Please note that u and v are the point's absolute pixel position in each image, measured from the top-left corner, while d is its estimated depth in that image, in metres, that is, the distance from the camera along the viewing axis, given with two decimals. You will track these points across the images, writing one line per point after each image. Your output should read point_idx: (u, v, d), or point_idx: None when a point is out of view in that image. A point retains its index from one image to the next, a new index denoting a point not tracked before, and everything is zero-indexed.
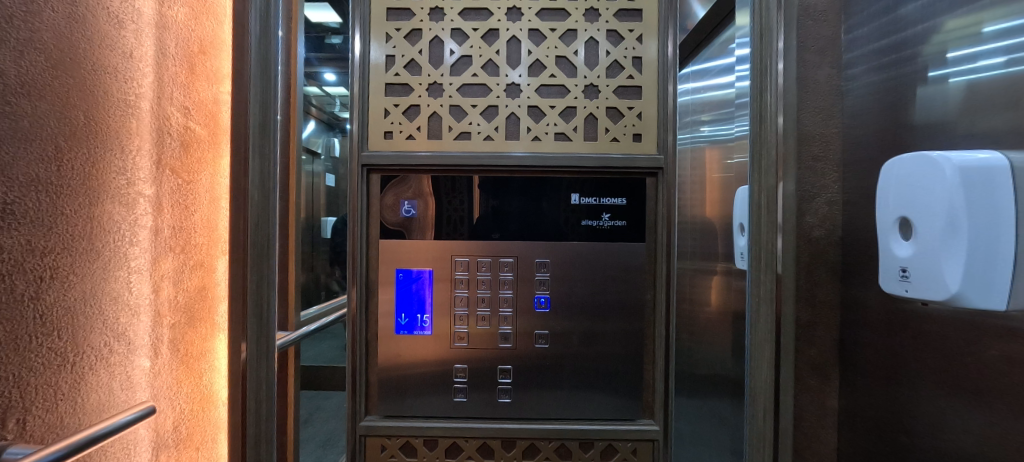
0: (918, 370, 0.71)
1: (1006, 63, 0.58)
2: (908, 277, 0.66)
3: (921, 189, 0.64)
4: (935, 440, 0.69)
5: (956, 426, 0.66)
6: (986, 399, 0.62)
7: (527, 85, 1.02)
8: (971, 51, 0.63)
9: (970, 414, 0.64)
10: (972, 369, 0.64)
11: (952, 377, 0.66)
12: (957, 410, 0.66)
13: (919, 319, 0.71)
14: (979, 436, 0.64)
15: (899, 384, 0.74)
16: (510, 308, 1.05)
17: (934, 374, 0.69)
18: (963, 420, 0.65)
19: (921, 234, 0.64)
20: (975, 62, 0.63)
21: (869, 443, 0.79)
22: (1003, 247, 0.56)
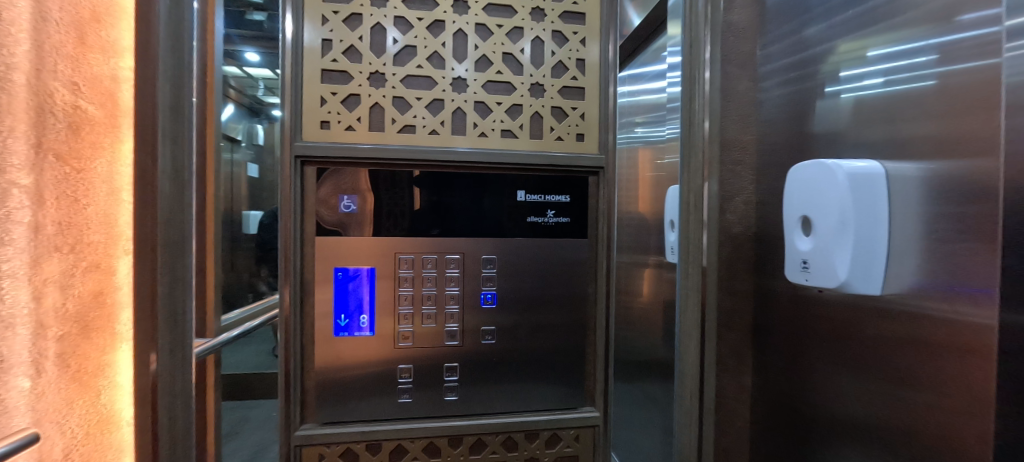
0: (814, 346, 0.83)
1: (885, 83, 0.70)
2: (808, 268, 0.77)
3: (818, 192, 0.74)
4: (829, 405, 0.81)
5: (848, 394, 0.78)
6: (865, 370, 0.74)
7: (473, 80, 1.01)
8: (859, 71, 0.75)
9: (857, 382, 0.76)
10: (858, 345, 0.75)
11: (840, 352, 0.79)
12: (843, 378, 0.78)
13: (816, 303, 0.82)
14: (860, 400, 0.76)
15: (800, 359, 0.86)
16: (457, 304, 1.04)
17: (827, 349, 0.81)
18: (852, 386, 0.77)
19: (818, 231, 0.74)
20: (861, 81, 0.74)
21: (779, 412, 0.91)
22: (879, 239, 0.67)
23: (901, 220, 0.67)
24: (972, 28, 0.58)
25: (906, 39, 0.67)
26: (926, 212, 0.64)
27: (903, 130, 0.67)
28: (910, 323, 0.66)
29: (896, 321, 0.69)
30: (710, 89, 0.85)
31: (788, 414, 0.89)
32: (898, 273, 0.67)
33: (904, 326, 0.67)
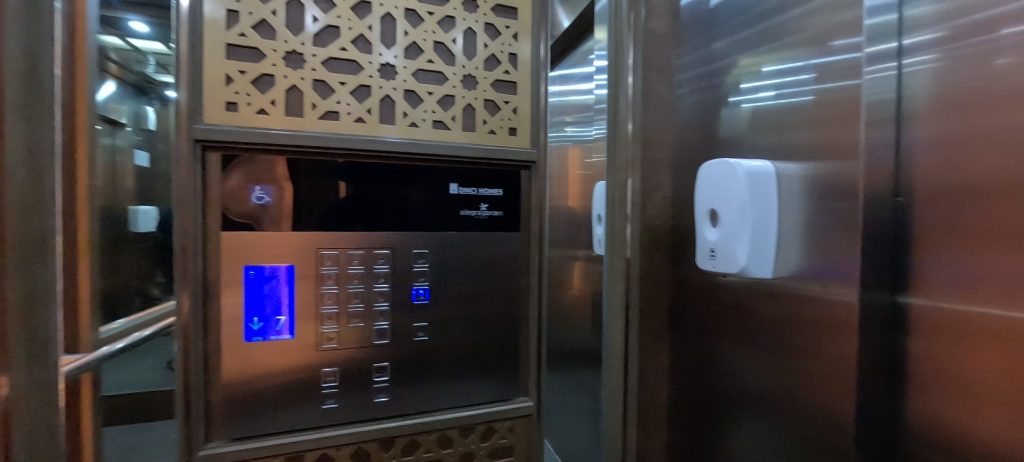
0: (719, 326, 0.96)
1: (776, 95, 0.82)
2: (715, 255, 0.85)
3: (721, 187, 0.83)
4: (732, 377, 0.93)
5: (748, 366, 0.90)
6: (760, 344, 0.87)
7: (403, 68, 0.94)
8: (754, 84, 0.87)
9: (756, 354, 0.88)
10: (756, 324, 0.88)
11: (738, 331, 0.92)
12: (741, 353, 0.91)
13: (716, 287, 0.95)
14: (756, 371, 0.88)
15: (710, 339, 0.99)
16: (387, 302, 0.95)
17: (729, 329, 0.94)
18: (753, 359, 0.89)
19: (723, 222, 0.82)
20: (755, 93, 0.87)
21: (693, 386, 1.03)
22: (772, 234, 0.79)
23: (786, 212, 0.79)
24: (839, 54, 0.71)
25: (791, 58, 0.79)
26: (808, 208, 0.76)
27: (791, 137, 0.79)
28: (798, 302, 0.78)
29: (782, 303, 0.81)
30: (634, 93, 1.04)
31: (700, 387, 1.01)
32: (784, 257, 0.79)
33: (794, 304, 0.79)
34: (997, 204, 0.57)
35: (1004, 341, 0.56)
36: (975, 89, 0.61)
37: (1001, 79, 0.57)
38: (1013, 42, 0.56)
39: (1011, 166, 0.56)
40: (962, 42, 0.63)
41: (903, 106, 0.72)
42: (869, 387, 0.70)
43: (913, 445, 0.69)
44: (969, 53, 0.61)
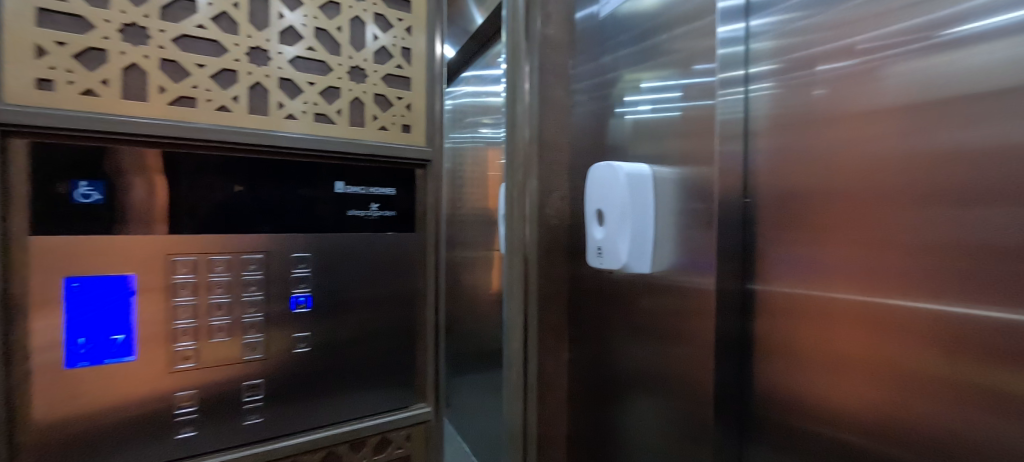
0: (608, 318, 1.03)
1: (652, 110, 0.90)
2: (602, 252, 0.90)
3: (606, 189, 0.88)
4: (622, 365, 1.00)
5: (630, 354, 0.97)
6: (642, 333, 0.94)
7: (279, 53, 0.81)
8: (634, 98, 0.94)
9: (636, 343, 0.96)
10: (640, 315, 0.94)
11: (624, 321, 0.99)
12: (626, 341, 0.98)
13: (607, 281, 1.02)
14: (637, 357, 0.96)
15: (602, 331, 1.05)
16: (260, 312, 0.80)
17: (616, 320, 1.01)
18: (641, 346, 0.94)
19: (609, 222, 0.88)
20: (636, 106, 0.94)
21: (592, 375, 1.08)
22: (649, 234, 0.85)
23: (659, 213, 0.86)
24: (701, 76, 0.79)
25: (664, 76, 0.87)
26: (680, 209, 0.83)
27: (666, 148, 0.86)
28: (674, 292, 0.85)
29: (663, 294, 0.88)
30: (529, 98, 1.07)
31: (597, 377, 1.07)
32: (659, 253, 0.86)
33: (672, 294, 0.85)
34: (827, 203, 0.72)
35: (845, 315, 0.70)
36: (800, 112, 0.76)
37: (820, 105, 0.72)
38: (828, 76, 0.71)
39: (825, 174, 0.72)
40: (789, 75, 0.77)
41: (750, 124, 0.84)
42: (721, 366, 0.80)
43: (760, 406, 0.84)
44: (794, 83, 0.76)
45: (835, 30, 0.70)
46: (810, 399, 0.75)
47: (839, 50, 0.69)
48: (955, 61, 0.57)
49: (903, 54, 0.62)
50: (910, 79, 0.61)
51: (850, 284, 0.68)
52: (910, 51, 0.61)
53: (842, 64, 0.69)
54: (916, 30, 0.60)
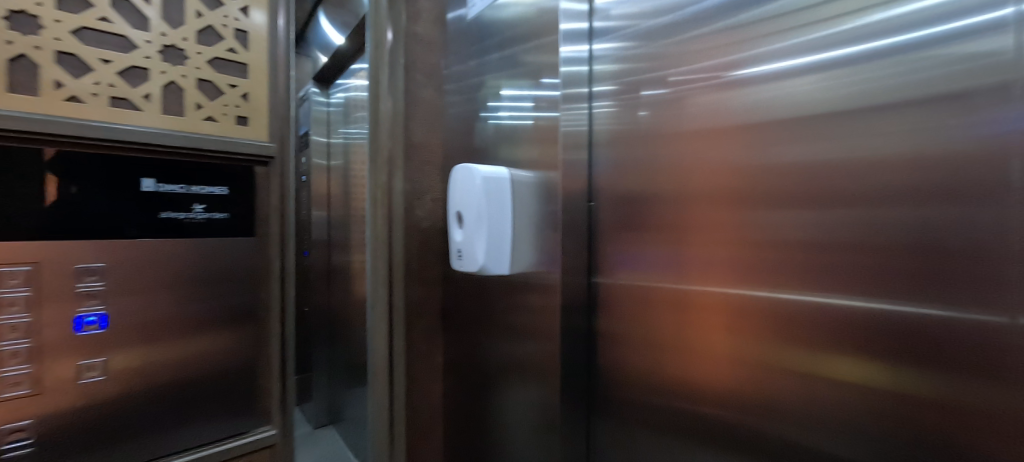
0: (477, 318, 1.04)
1: (508, 117, 0.92)
2: (461, 255, 0.89)
3: (464, 191, 0.88)
4: (488, 363, 1.02)
5: (495, 351, 1.00)
6: (504, 329, 0.97)
7: (54, 20, 0.64)
8: (495, 104, 0.96)
9: (501, 340, 0.98)
10: (502, 313, 0.98)
11: (490, 319, 1.01)
12: (492, 339, 1.01)
13: (477, 281, 1.03)
14: (501, 354, 0.98)
15: (472, 331, 1.06)
16: (27, 338, 0.64)
17: (484, 320, 1.02)
18: (504, 344, 0.97)
19: (467, 225, 0.87)
20: (496, 112, 0.95)
21: (464, 377, 1.08)
22: (506, 234, 0.85)
23: (518, 216, 0.87)
24: (548, 90, 0.83)
25: (518, 85, 0.90)
26: (536, 212, 0.87)
27: (522, 153, 0.90)
28: (531, 288, 0.89)
29: (524, 292, 0.91)
30: (393, 99, 1.01)
31: (468, 378, 1.07)
32: (518, 255, 0.87)
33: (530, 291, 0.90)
34: (664, 209, 0.76)
35: (693, 310, 0.72)
36: (628, 132, 0.82)
37: (644, 125, 0.79)
38: (648, 101, 0.78)
39: (649, 187, 0.78)
40: (622, 96, 0.83)
41: (594, 135, 0.87)
42: (570, 359, 0.85)
43: (599, 397, 0.89)
44: (624, 104, 0.82)
45: (654, 60, 0.78)
46: (643, 386, 0.81)
47: (656, 80, 0.77)
48: (737, 98, 0.66)
49: (704, 88, 0.71)
50: (707, 109, 0.70)
51: (696, 282, 0.72)
52: (705, 87, 0.71)
53: (659, 91, 0.77)
54: (710, 70, 0.70)
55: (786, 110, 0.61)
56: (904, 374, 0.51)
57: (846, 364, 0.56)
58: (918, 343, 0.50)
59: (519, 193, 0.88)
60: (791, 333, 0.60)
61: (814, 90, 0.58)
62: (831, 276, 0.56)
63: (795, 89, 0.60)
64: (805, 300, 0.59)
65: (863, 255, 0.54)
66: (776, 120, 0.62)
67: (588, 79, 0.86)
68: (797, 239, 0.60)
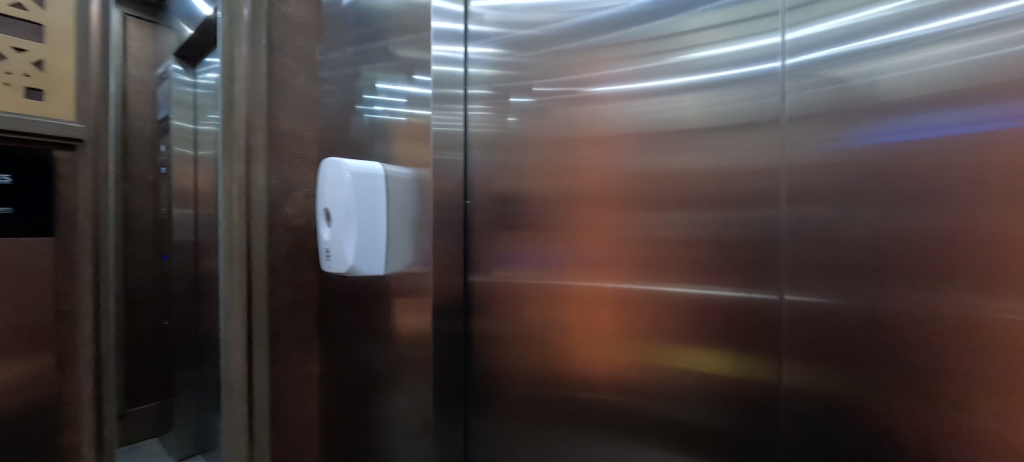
0: (353, 324, 0.97)
1: (382, 111, 0.88)
2: (330, 255, 0.82)
3: (332, 186, 0.80)
4: (365, 370, 0.95)
5: (372, 357, 0.93)
6: (379, 334, 0.91)
7: None
8: (370, 97, 0.91)
9: (378, 345, 0.92)
10: (377, 317, 0.91)
11: (365, 325, 0.94)
12: (369, 345, 0.94)
13: (352, 285, 0.96)
14: (378, 359, 0.93)
15: (349, 338, 0.98)
16: None
17: (360, 325, 0.95)
18: (378, 349, 0.92)
19: (334, 223, 0.80)
20: (371, 105, 0.91)
21: (342, 388, 1.00)
22: (378, 231, 0.80)
23: (393, 214, 0.82)
24: (422, 87, 0.81)
25: (393, 78, 0.86)
26: (410, 210, 0.83)
27: (396, 148, 0.86)
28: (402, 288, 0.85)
29: (398, 295, 0.86)
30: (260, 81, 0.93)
31: (345, 389, 0.99)
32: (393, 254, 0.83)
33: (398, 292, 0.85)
34: (542, 210, 0.80)
35: (572, 306, 0.78)
36: (500, 136, 0.84)
37: (514, 131, 0.83)
38: (517, 108, 0.83)
39: (519, 189, 0.83)
40: (494, 101, 0.85)
41: (468, 138, 0.87)
42: (444, 359, 0.84)
43: (475, 394, 0.90)
44: (497, 108, 0.85)
45: (522, 70, 0.83)
46: (529, 380, 0.83)
47: (523, 88, 0.82)
48: (591, 112, 0.75)
49: (563, 101, 0.78)
50: (565, 121, 0.78)
51: (572, 278, 0.77)
52: (563, 100, 0.78)
53: (525, 99, 0.82)
54: (567, 85, 0.78)
55: (630, 126, 0.71)
56: (720, 347, 0.63)
57: (691, 349, 0.65)
58: (745, 327, 0.61)
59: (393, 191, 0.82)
60: (636, 319, 0.70)
61: (651, 110, 0.69)
62: (678, 270, 0.66)
63: (637, 109, 0.71)
64: (659, 293, 0.68)
65: (681, 250, 0.65)
66: (622, 133, 0.72)
67: (463, 80, 0.86)
68: (652, 238, 0.68)
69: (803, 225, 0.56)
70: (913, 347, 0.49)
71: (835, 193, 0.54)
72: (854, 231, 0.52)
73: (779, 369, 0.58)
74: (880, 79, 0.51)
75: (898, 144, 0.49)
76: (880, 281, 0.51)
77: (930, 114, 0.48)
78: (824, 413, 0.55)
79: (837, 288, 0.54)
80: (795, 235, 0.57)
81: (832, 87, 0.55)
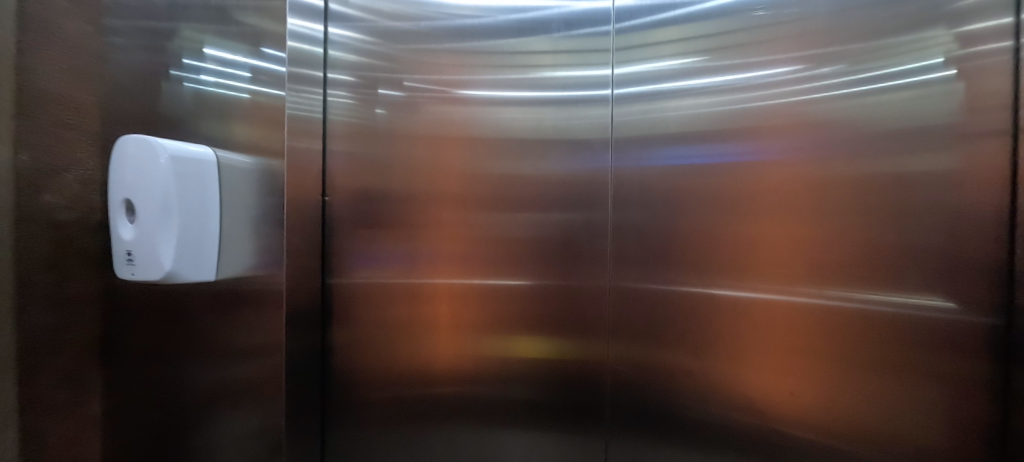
0: (184, 358, 0.66)
1: (217, 84, 0.65)
2: (132, 261, 0.58)
3: (139, 168, 0.57)
4: (203, 418, 0.67)
5: (203, 393, 0.66)
6: (214, 363, 0.66)
7: None
8: (195, 63, 0.64)
9: (218, 373, 0.67)
10: (215, 342, 0.66)
11: (195, 356, 0.66)
12: (205, 380, 0.66)
13: (182, 301, 0.65)
14: (213, 395, 0.67)
15: (173, 380, 0.65)
16: None
17: (198, 359, 0.66)
18: (207, 381, 0.66)
19: (141, 217, 0.57)
20: (199, 75, 0.64)
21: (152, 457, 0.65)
22: (209, 232, 0.62)
23: (231, 207, 0.65)
24: (275, 64, 0.68)
25: (228, 43, 0.65)
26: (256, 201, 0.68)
27: (231, 132, 0.65)
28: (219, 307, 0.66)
29: (240, 311, 0.67)
30: None
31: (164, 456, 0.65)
32: (230, 255, 0.65)
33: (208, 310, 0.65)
34: (410, 210, 0.79)
35: (440, 304, 0.80)
36: (365, 128, 0.80)
37: (381, 124, 0.80)
38: (386, 101, 0.80)
39: (383, 186, 0.80)
40: (360, 90, 0.80)
41: (327, 126, 0.80)
42: (296, 373, 0.75)
43: (331, 408, 0.83)
44: (363, 99, 0.80)
45: (390, 62, 0.80)
46: (393, 384, 0.82)
47: (392, 81, 0.80)
48: (459, 113, 0.79)
49: (432, 98, 0.79)
50: (432, 119, 0.79)
51: (443, 277, 0.80)
52: (432, 97, 0.80)
53: (394, 93, 0.80)
54: (436, 83, 0.80)
55: (494, 130, 0.78)
56: (561, 326, 0.77)
57: (541, 331, 0.78)
58: (575, 308, 0.77)
59: (225, 177, 0.64)
60: (499, 308, 0.79)
61: (508, 117, 0.78)
62: (534, 264, 0.77)
63: (498, 114, 0.79)
64: (517, 284, 0.78)
65: (537, 253, 0.77)
66: (486, 137, 0.79)
67: (322, 62, 0.79)
68: (513, 236, 0.78)
69: (620, 226, 0.74)
70: (682, 319, 0.72)
71: (644, 201, 0.73)
72: (653, 231, 0.72)
73: (606, 347, 0.76)
74: (671, 115, 0.72)
75: (675, 166, 0.71)
76: (665, 265, 0.72)
77: (694, 146, 0.70)
78: (633, 375, 0.75)
79: (645, 274, 0.73)
80: (616, 237, 0.75)
81: (641, 116, 0.74)
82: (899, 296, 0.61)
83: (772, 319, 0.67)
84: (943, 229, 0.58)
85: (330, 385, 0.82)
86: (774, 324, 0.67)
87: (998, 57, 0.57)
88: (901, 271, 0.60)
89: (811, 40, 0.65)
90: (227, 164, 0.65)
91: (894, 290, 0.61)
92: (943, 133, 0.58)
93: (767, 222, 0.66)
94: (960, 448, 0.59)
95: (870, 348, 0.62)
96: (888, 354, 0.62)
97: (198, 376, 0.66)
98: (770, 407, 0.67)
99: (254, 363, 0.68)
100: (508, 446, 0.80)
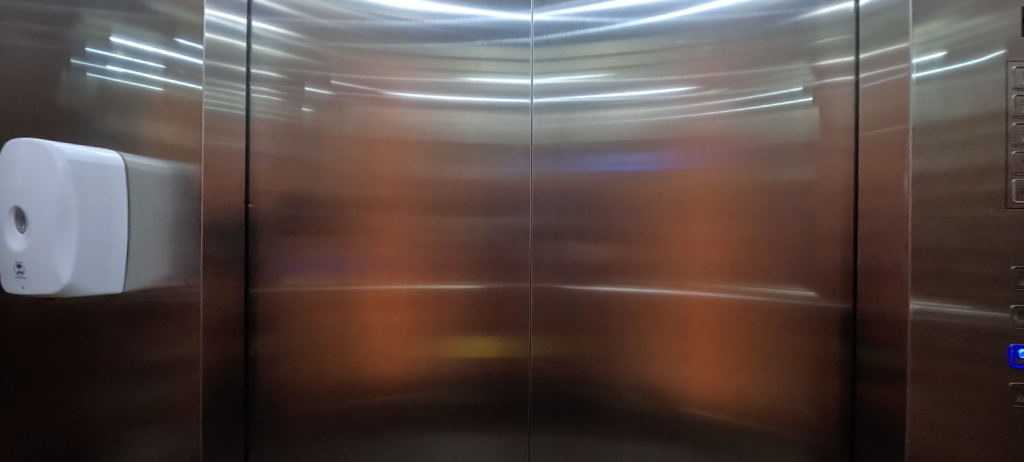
0: (94, 376, 0.61)
1: (126, 76, 0.61)
2: (24, 273, 0.53)
3: (33, 174, 0.53)
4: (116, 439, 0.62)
5: (115, 412, 0.62)
6: (125, 381, 0.62)
7: None
8: (102, 52, 0.60)
9: (129, 391, 0.62)
10: (125, 359, 0.62)
11: (104, 374, 0.61)
12: (116, 398, 0.62)
13: (87, 315, 0.60)
14: (126, 414, 0.62)
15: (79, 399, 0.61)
16: None
17: (109, 375, 0.61)
18: (120, 400, 0.62)
19: (34, 227, 0.52)
20: (106, 64, 0.60)
21: None
22: (116, 242, 0.58)
23: (141, 214, 0.61)
24: (190, 55, 0.65)
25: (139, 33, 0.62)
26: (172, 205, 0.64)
27: (143, 127, 0.62)
28: (124, 320, 0.62)
29: (149, 323, 0.63)
30: None
31: None
32: (139, 263, 0.61)
33: (114, 325, 0.61)
34: (340, 213, 0.79)
35: (370, 308, 0.80)
36: (291, 127, 0.79)
37: (308, 122, 0.79)
38: (314, 99, 0.79)
39: (312, 189, 0.79)
40: (286, 86, 0.79)
41: (251, 124, 0.78)
42: (218, 384, 0.71)
43: (255, 418, 0.80)
44: (289, 95, 0.79)
45: (318, 59, 0.79)
46: (321, 391, 0.80)
47: (320, 79, 0.79)
48: (388, 114, 0.80)
49: (361, 99, 0.80)
50: (361, 120, 0.80)
51: (374, 282, 0.80)
52: (360, 97, 0.80)
53: (321, 91, 0.79)
54: (364, 83, 0.80)
55: (422, 132, 0.80)
56: (490, 326, 0.80)
57: (471, 331, 0.80)
58: (503, 309, 0.80)
59: (135, 182, 0.60)
60: (431, 311, 0.80)
61: (434, 121, 0.80)
62: (464, 267, 0.80)
63: (426, 117, 0.80)
64: (449, 286, 0.80)
65: (469, 256, 0.80)
66: (415, 139, 0.80)
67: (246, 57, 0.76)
68: (445, 239, 0.80)
69: (543, 228, 0.79)
70: (600, 316, 0.77)
71: (566, 206, 0.78)
72: (573, 234, 0.78)
73: (531, 345, 0.80)
74: (587, 125, 0.78)
75: (592, 173, 0.77)
76: (584, 265, 0.78)
77: (607, 155, 0.77)
78: (558, 371, 0.79)
79: (568, 275, 0.78)
80: (539, 238, 0.79)
81: (559, 124, 0.79)
82: (772, 288, 0.71)
83: (675, 313, 0.74)
84: (804, 231, 0.70)
85: (253, 394, 0.79)
86: (676, 319, 0.74)
87: (843, 88, 0.69)
88: (774, 268, 0.71)
89: (703, 65, 0.74)
90: (137, 169, 0.61)
91: (770, 283, 0.71)
92: (803, 149, 0.69)
93: (670, 225, 0.74)
94: (820, 412, 0.70)
95: (754, 337, 0.72)
96: (764, 338, 0.72)
97: (107, 393, 0.62)
98: (674, 393, 0.75)
99: (170, 378, 0.64)
100: (442, 446, 0.81)
